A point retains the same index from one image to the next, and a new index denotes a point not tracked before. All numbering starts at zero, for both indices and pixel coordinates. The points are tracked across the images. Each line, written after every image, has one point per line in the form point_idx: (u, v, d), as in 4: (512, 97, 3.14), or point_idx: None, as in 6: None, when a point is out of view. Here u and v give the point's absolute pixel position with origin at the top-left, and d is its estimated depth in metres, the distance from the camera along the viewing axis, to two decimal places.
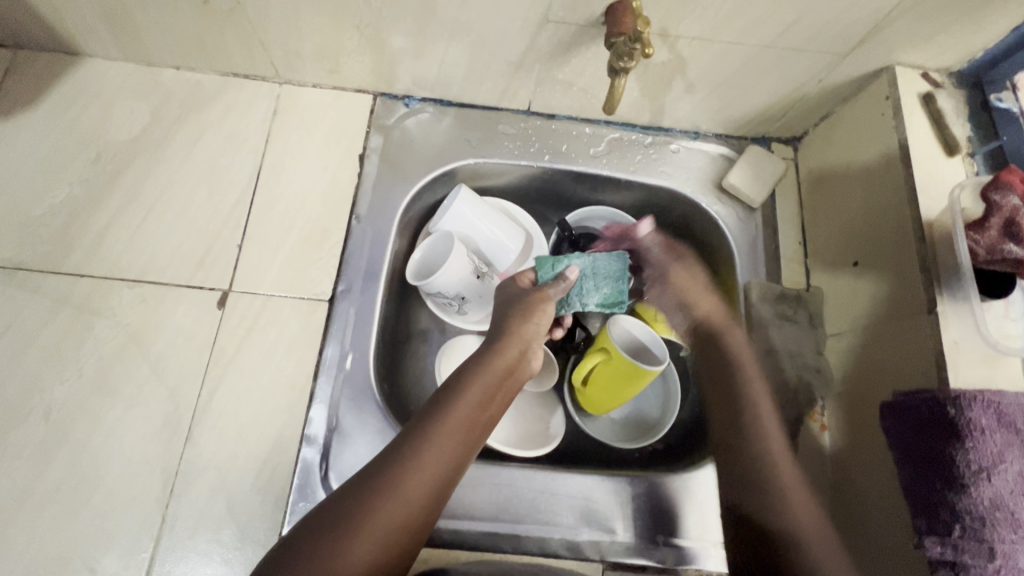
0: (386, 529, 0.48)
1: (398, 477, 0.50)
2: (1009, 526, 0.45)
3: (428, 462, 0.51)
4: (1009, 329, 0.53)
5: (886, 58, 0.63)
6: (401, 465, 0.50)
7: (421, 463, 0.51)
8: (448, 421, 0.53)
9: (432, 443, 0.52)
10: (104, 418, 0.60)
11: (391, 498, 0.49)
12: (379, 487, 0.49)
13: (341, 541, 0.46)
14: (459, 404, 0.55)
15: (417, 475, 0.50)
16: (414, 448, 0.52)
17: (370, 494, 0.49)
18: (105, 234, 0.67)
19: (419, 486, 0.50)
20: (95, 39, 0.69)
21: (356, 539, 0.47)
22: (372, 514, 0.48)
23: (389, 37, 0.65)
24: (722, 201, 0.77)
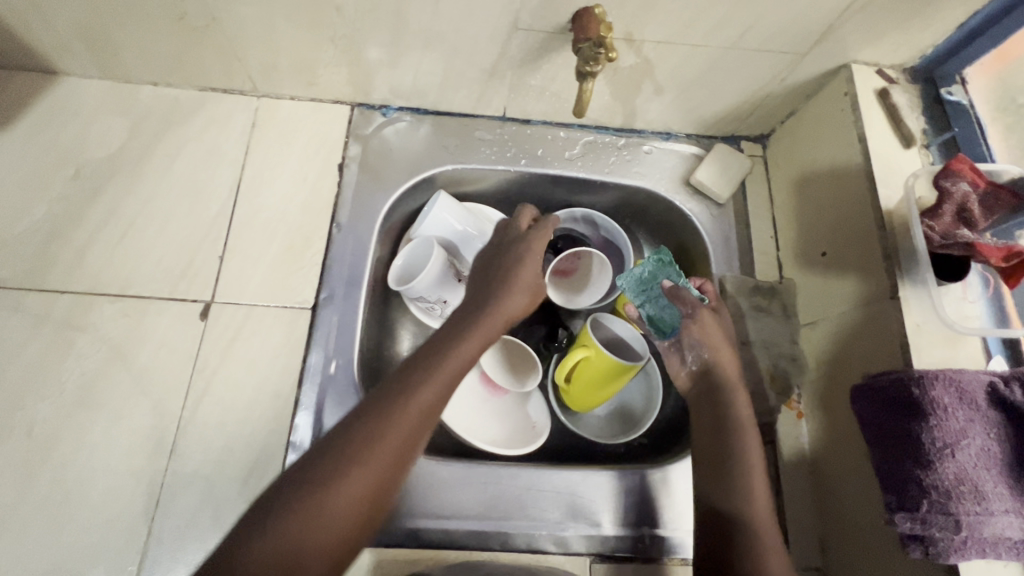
0: (381, 460, 0.46)
1: (395, 407, 0.48)
2: (974, 498, 0.47)
3: (428, 392, 0.50)
4: (968, 311, 0.55)
5: (843, 56, 0.66)
6: (401, 395, 0.49)
7: (420, 394, 0.50)
8: (449, 355, 0.53)
9: (432, 377, 0.51)
10: (87, 433, 0.60)
11: (389, 424, 0.47)
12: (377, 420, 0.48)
13: (341, 475, 0.45)
14: (459, 342, 0.54)
15: (414, 407, 0.49)
16: (414, 380, 0.50)
17: (372, 422, 0.47)
18: (86, 250, 0.67)
19: (420, 410, 0.49)
20: (72, 57, 0.70)
21: (351, 474, 0.45)
22: (370, 444, 0.46)
23: (364, 48, 0.67)
24: (695, 198, 0.79)
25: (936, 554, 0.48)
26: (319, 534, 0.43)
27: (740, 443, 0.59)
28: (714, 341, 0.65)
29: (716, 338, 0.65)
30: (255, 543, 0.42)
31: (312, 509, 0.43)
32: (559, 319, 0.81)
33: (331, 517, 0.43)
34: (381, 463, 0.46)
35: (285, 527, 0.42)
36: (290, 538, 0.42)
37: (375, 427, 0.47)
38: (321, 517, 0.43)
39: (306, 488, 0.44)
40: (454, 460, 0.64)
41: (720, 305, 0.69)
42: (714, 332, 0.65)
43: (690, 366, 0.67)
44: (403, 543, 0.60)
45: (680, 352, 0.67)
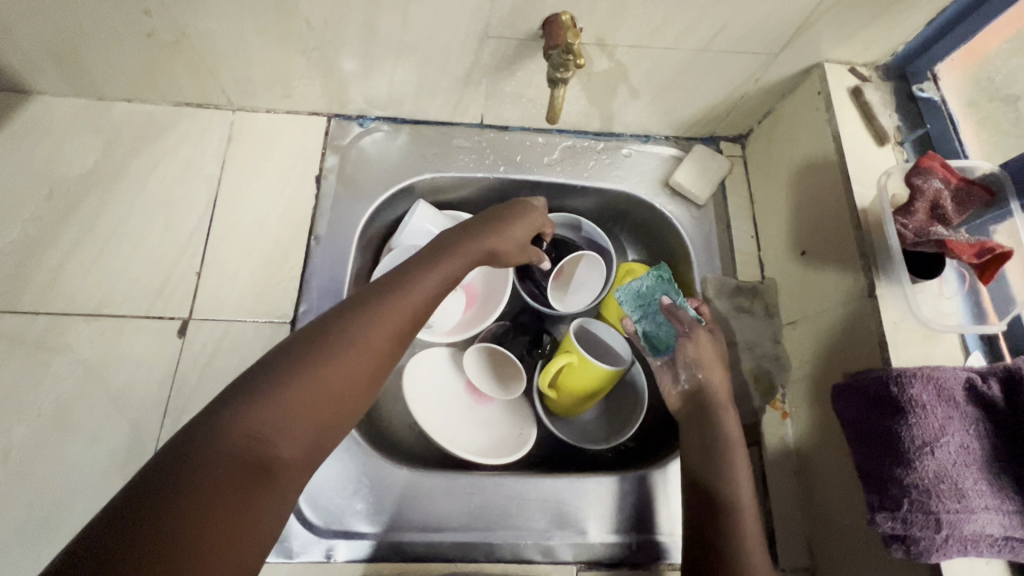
0: (351, 364, 0.47)
1: (369, 318, 0.49)
2: (954, 496, 0.47)
3: (402, 307, 0.51)
4: (945, 307, 0.55)
5: (815, 56, 0.66)
6: (374, 306, 0.50)
7: (393, 306, 0.51)
8: (423, 278, 0.54)
9: (408, 291, 0.52)
10: (64, 456, 0.59)
11: (362, 329, 0.48)
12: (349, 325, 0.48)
13: (310, 369, 0.45)
14: (435, 266, 0.56)
15: (387, 317, 0.50)
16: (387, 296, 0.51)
17: (345, 327, 0.48)
18: (62, 269, 0.66)
19: (392, 323, 0.50)
20: (43, 76, 0.70)
21: (322, 373, 0.45)
22: (340, 346, 0.47)
23: (337, 59, 0.66)
24: (675, 200, 0.79)
25: (919, 554, 0.48)
26: (287, 428, 0.43)
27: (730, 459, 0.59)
28: (710, 361, 0.64)
29: (712, 360, 0.64)
30: (221, 429, 0.41)
31: (279, 403, 0.43)
32: (542, 325, 0.82)
33: (298, 409, 0.43)
34: (353, 366, 0.47)
35: (253, 418, 0.42)
36: (257, 428, 0.41)
37: (345, 335, 0.48)
38: (289, 409, 0.43)
39: (277, 382, 0.44)
40: (438, 471, 0.64)
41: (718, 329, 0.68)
42: (710, 353, 0.65)
43: (682, 386, 0.66)
44: (388, 557, 0.60)
45: (674, 370, 0.67)
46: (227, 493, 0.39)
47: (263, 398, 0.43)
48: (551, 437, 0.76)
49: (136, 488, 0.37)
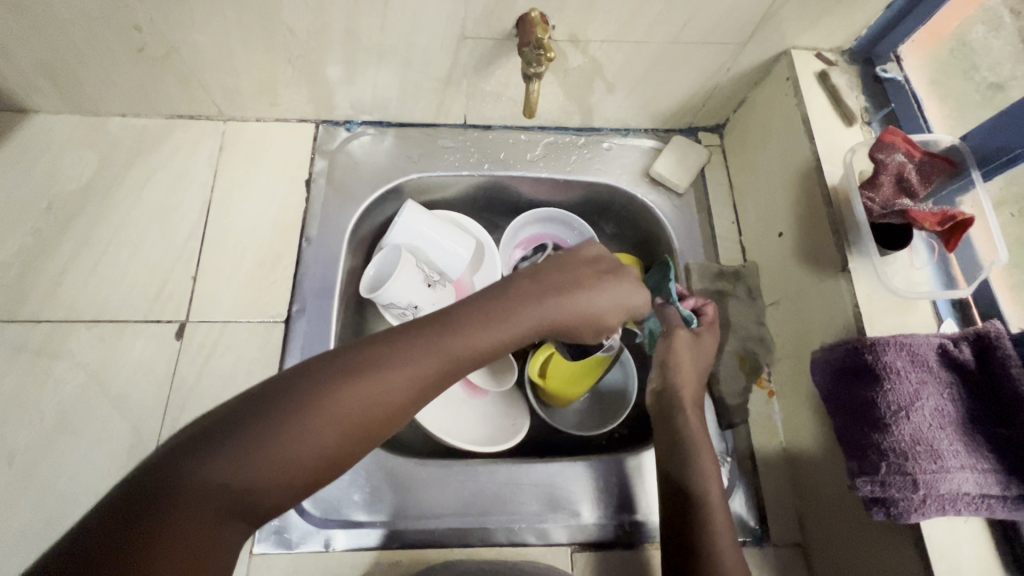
0: (342, 423, 0.44)
1: (368, 378, 0.45)
2: (930, 457, 0.48)
3: (412, 367, 0.46)
4: (917, 277, 0.57)
5: (782, 44, 0.68)
6: (375, 367, 0.46)
7: (401, 370, 0.46)
8: (450, 336, 0.49)
9: (420, 351, 0.47)
10: (67, 458, 0.61)
11: (360, 392, 0.44)
12: (345, 385, 0.44)
13: (296, 428, 0.42)
14: (464, 329, 0.49)
15: (390, 381, 0.46)
16: (393, 355, 0.47)
17: (343, 390, 0.44)
18: (61, 278, 0.69)
19: (394, 389, 0.46)
20: (40, 94, 0.72)
21: (310, 429, 0.43)
22: (332, 407, 0.43)
23: (321, 66, 0.69)
24: (656, 190, 0.81)
25: (898, 515, 0.49)
26: (267, 480, 0.41)
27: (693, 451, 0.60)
28: (681, 363, 0.65)
29: (683, 362, 0.65)
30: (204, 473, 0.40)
31: (260, 455, 0.41)
32: None
33: (280, 465, 0.42)
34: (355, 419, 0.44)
35: (230, 470, 0.40)
36: (234, 479, 0.40)
37: (337, 398, 0.44)
38: (268, 466, 0.41)
39: (258, 431, 0.42)
40: (431, 460, 0.65)
41: (710, 334, 0.67)
42: (684, 357, 0.65)
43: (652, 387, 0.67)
44: (385, 544, 0.61)
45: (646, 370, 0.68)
46: (197, 539, 0.38)
47: (246, 446, 0.41)
48: (544, 426, 0.78)
49: (110, 510, 0.38)
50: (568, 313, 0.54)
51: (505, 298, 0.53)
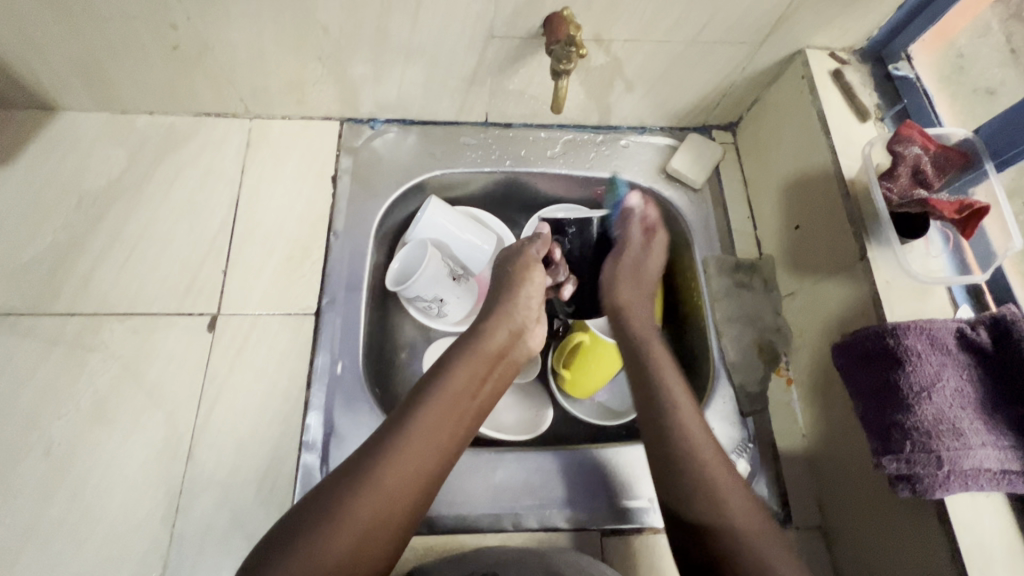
0: (371, 512, 0.51)
1: (378, 469, 0.53)
2: (953, 435, 0.50)
3: (415, 448, 0.55)
4: (933, 265, 0.59)
5: (796, 43, 0.71)
6: (382, 460, 0.53)
7: (407, 457, 0.54)
8: (439, 405, 0.58)
9: (420, 425, 0.56)
10: (103, 448, 0.61)
11: (374, 483, 0.52)
12: (361, 479, 0.52)
13: (331, 527, 0.49)
14: (442, 395, 0.58)
15: (404, 464, 0.53)
16: (396, 443, 0.54)
17: (356, 490, 0.51)
18: (93, 273, 0.69)
19: (406, 469, 0.53)
20: (71, 92, 0.73)
21: (343, 524, 0.50)
22: (355, 501, 0.51)
23: (350, 65, 0.71)
24: (673, 186, 0.83)
25: (924, 491, 0.51)
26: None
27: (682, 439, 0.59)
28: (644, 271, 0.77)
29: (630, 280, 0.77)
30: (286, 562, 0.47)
31: (313, 558, 0.48)
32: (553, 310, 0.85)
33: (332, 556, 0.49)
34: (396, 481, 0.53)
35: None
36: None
37: (352, 492, 0.51)
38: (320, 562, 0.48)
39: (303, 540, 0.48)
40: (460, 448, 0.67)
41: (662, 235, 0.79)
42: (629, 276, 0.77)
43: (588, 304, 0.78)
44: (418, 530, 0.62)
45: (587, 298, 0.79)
46: None
47: (298, 551, 0.48)
48: (567, 417, 0.79)
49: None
50: (504, 337, 0.66)
51: (470, 353, 0.63)
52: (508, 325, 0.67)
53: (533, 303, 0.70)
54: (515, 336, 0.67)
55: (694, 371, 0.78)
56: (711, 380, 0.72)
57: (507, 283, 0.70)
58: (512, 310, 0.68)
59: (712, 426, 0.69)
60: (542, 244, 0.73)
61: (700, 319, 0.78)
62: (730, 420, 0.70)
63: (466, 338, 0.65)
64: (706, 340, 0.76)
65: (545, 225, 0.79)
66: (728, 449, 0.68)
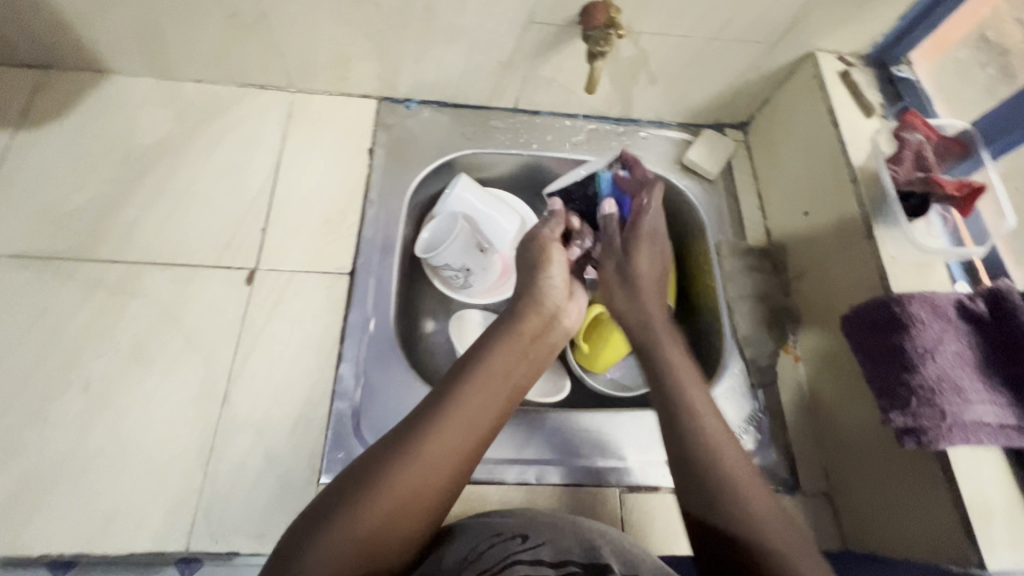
0: (414, 482, 0.52)
1: (419, 443, 0.54)
2: (954, 393, 0.54)
3: (455, 422, 0.56)
4: (932, 241, 0.64)
5: (808, 46, 0.77)
6: (422, 433, 0.55)
7: (447, 432, 0.55)
8: (477, 382, 0.59)
9: (460, 400, 0.57)
10: (142, 387, 0.63)
11: (415, 456, 0.53)
12: (400, 452, 0.53)
13: (369, 499, 0.50)
14: (480, 371, 0.60)
15: (446, 438, 0.55)
16: (437, 416, 0.56)
17: (398, 456, 0.53)
18: (136, 224, 0.72)
19: (447, 445, 0.55)
20: (124, 56, 0.77)
21: (383, 495, 0.51)
22: (396, 474, 0.52)
23: (396, 43, 0.75)
24: (689, 176, 0.88)
25: (928, 442, 0.54)
26: (368, 545, 0.49)
27: (696, 435, 0.60)
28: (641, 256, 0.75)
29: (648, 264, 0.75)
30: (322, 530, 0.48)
31: (351, 526, 0.49)
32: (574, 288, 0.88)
33: (376, 525, 0.49)
34: (436, 452, 0.54)
35: (334, 545, 0.47)
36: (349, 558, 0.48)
37: (391, 465, 0.52)
38: (361, 530, 0.49)
39: (341, 510, 0.49)
40: None
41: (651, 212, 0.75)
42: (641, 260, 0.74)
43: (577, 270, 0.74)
44: None
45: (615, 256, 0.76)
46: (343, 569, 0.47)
47: (338, 525, 0.49)
48: (583, 389, 0.82)
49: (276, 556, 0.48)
50: (535, 322, 0.67)
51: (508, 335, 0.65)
52: (541, 310, 0.68)
53: (560, 289, 0.71)
54: (548, 320, 0.68)
55: (706, 350, 0.82)
56: (723, 354, 0.76)
57: (532, 271, 0.71)
58: (543, 295, 0.70)
59: (724, 396, 0.73)
60: (557, 216, 0.77)
61: (712, 299, 0.82)
62: (742, 392, 0.74)
63: (500, 323, 0.67)
64: (718, 319, 0.80)
65: (556, 202, 0.79)
66: (740, 418, 0.72)
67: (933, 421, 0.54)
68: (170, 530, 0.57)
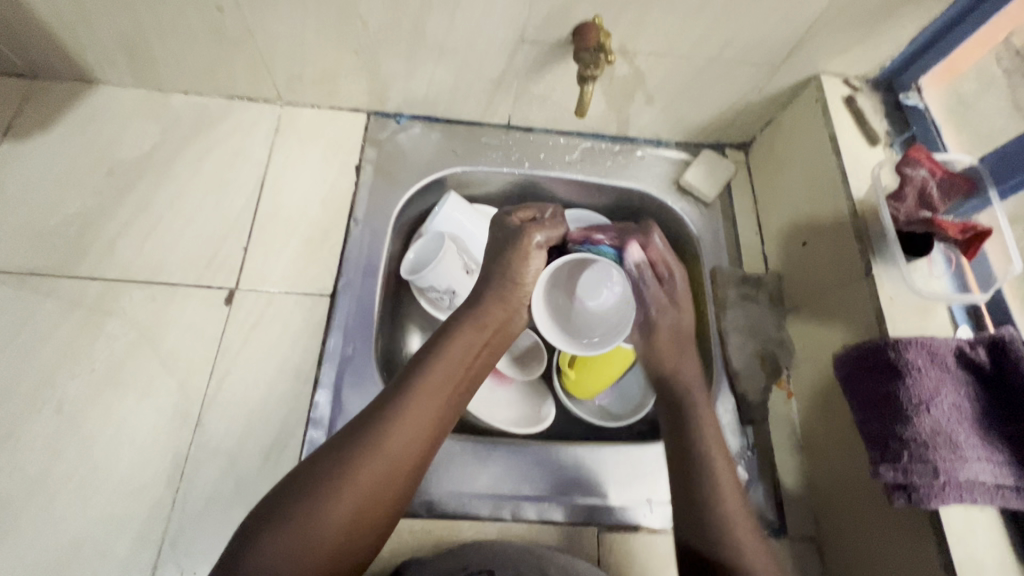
0: (368, 489, 0.50)
1: (369, 448, 0.51)
2: (950, 448, 0.51)
3: (408, 421, 0.53)
4: (934, 283, 0.61)
5: (812, 68, 0.74)
6: (372, 437, 0.52)
7: (398, 432, 0.52)
8: (437, 375, 0.57)
9: (413, 399, 0.55)
10: (115, 409, 0.62)
11: (367, 457, 0.50)
12: (350, 459, 0.50)
13: (320, 510, 0.48)
14: (436, 364, 0.58)
15: (406, 429, 0.53)
16: (390, 416, 0.53)
17: (356, 453, 0.51)
18: (117, 241, 0.71)
19: (398, 448, 0.52)
20: (111, 67, 0.76)
21: (335, 503, 0.48)
22: (349, 482, 0.49)
23: (383, 59, 0.73)
24: (685, 199, 0.85)
25: (919, 500, 0.52)
26: (321, 544, 0.47)
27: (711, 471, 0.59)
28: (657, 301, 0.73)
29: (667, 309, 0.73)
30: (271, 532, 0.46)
31: (304, 526, 0.47)
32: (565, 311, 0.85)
33: (330, 538, 0.47)
34: (395, 447, 0.52)
35: (284, 548, 0.46)
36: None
37: (344, 474, 0.49)
38: (310, 545, 0.46)
39: (286, 524, 0.47)
40: (465, 436, 0.68)
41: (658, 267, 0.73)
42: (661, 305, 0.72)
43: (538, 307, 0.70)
44: (419, 512, 0.63)
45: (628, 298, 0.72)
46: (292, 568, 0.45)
47: (288, 526, 0.46)
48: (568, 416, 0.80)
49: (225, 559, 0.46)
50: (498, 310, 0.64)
51: (472, 324, 0.62)
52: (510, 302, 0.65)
53: (529, 283, 0.66)
54: (513, 308, 0.65)
55: None
56: (712, 388, 0.74)
57: (506, 269, 0.65)
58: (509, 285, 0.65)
59: None
60: (551, 229, 0.69)
61: (705, 329, 0.79)
62: (730, 428, 0.71)
63: (463, 312, 0.63)
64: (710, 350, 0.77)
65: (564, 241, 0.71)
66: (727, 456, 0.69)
67: (925, 471, 0.51)
68: (136, 558, 0.57)
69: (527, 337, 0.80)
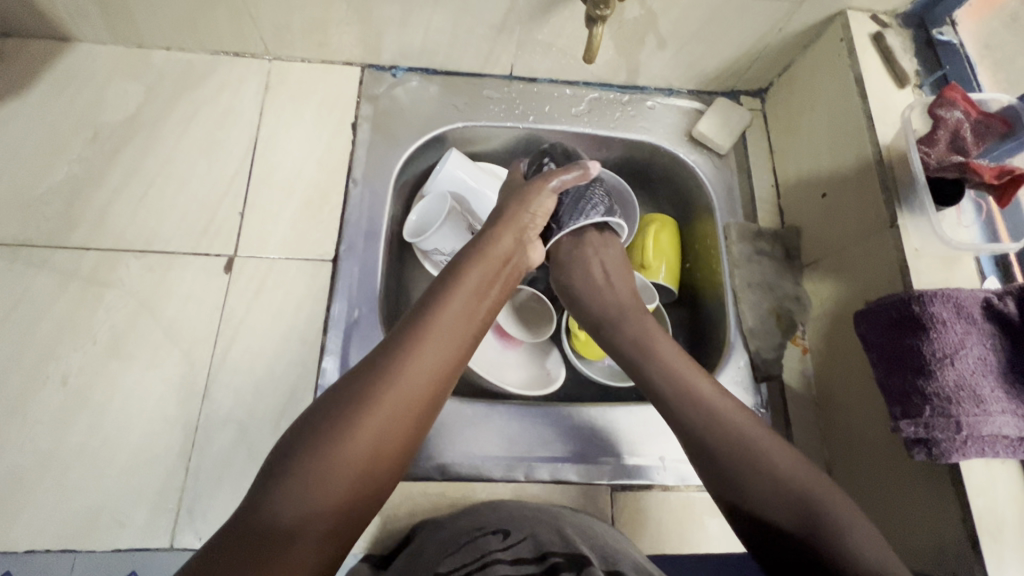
0: (393, 409, 0.48)
1: (384, 386, 0.49)
2: (973, 402, 0.50)
3: (429, 349, 0.52)
4: (962, 233, 0.59)
5: (838, 4, 0.68)
6: (396, 361, 0.50)
7: (417, 363, 0.51)
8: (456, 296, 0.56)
9: (429, 328, 0.53)
10: (120, 382, 0.62)
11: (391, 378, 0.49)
12: (370, 386, 0.49)
13: (342, 443, 0.46)
14: (459, 288, 0.57)
15: (429, 351, 0.51)
16: (411, 341, 0.51)
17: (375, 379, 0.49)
18: (108, 209, 0.68)
19: (413, 389, 0.50)
20: (85, 22, 0.71)
21: (359, 430, 0.47)
22: (371, 404, 0.48)
23: (377, 6, 0.68)
24: (698, 150, 0.81)
25: (940, 455, 0.51)
26: (348, 473, 0.46)
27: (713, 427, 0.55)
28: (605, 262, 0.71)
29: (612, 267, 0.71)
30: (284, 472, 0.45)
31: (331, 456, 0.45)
32: None
33: (353, 464, 0.46)
34: (417, 367, 0.50)
35: (302, 485, 0.44)
36: (321, 506, 0.44)
37: (364, 400, 0.48)
38: (331, 475, 0.45)
39: (308, 458, 0.45)
40: (475, 399, 0.67)
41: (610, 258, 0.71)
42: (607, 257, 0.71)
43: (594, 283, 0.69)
44: (431, 475, 0.63)
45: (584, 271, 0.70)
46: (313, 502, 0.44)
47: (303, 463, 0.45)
48: (578, 377, 0.80)
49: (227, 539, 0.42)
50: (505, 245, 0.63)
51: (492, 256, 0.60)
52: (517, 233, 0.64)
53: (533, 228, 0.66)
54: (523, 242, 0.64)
55: (709, 339, 0.78)
56: (726, 346, 0.72)
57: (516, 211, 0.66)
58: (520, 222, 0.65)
59: None
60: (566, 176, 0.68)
61: (718, 285, 0.77)
62: (744, 386, 0.70)
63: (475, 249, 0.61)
64: (723, 308, 0.75)
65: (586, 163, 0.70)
66: None
67: (947, 424, 0.50)
68: (154, 526, 0.57)
69: (526, 293, 0.78)
